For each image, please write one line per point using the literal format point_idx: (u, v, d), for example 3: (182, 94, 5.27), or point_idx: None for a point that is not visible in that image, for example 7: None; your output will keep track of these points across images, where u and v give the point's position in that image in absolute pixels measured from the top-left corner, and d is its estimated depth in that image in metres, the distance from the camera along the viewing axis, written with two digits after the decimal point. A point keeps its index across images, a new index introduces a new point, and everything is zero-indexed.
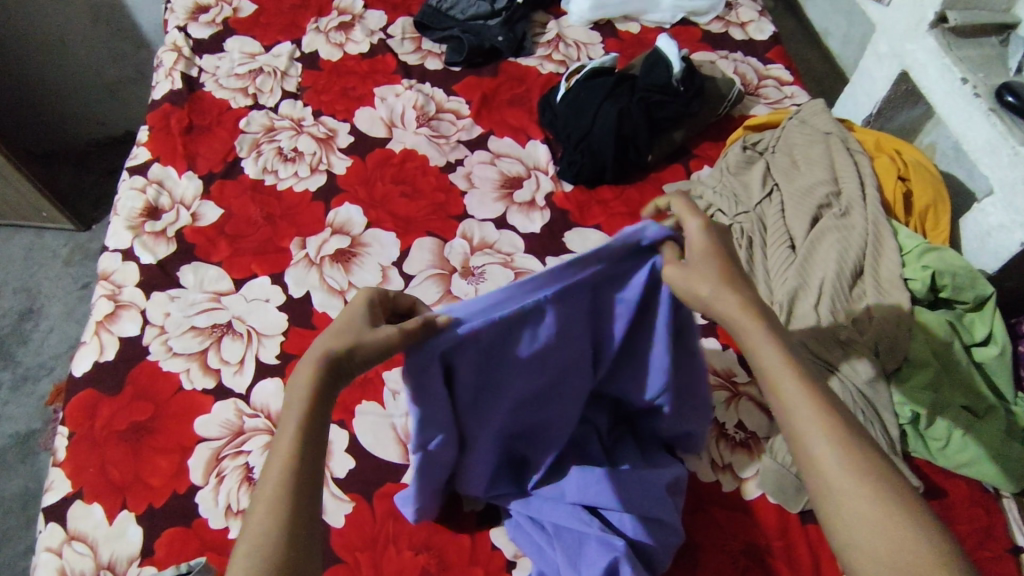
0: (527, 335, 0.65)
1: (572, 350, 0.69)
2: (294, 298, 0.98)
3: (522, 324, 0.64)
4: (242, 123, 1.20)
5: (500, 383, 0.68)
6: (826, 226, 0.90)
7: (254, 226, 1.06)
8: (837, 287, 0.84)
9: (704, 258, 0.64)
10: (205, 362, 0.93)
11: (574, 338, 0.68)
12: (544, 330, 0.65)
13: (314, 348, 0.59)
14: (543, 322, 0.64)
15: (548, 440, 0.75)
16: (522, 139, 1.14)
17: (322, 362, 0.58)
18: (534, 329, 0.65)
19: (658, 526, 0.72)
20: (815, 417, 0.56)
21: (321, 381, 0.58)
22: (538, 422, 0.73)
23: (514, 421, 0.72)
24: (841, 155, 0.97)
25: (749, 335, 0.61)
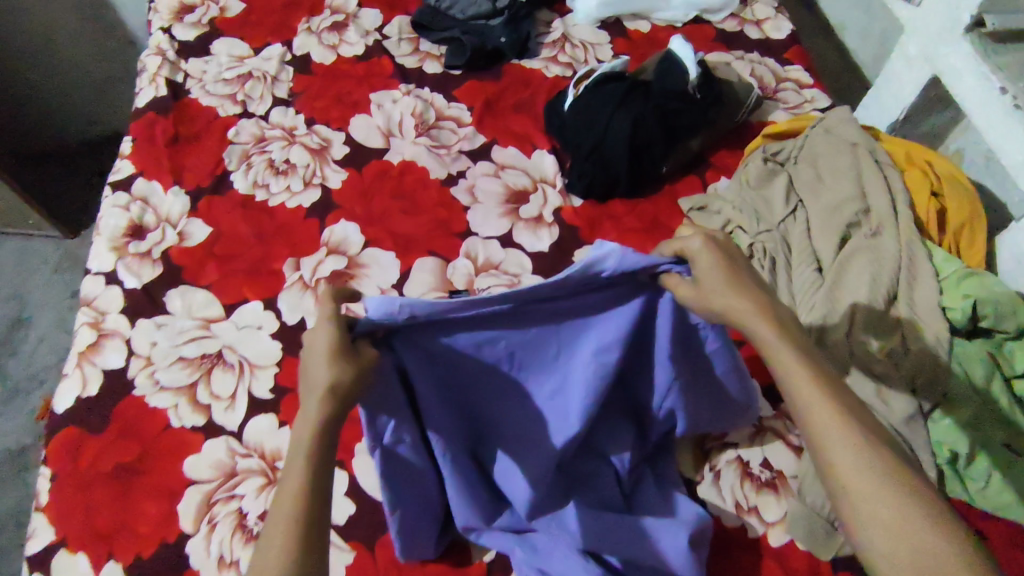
0: (475, 335, 0.67)
1: (534, 352, 0.70)
2: (288, 324, 0.93)
3: (475, 322, 0.66)
4: (231, 132, 1.13)
5: (462, 378, 0.70)
6: (856, 247, 0.84)
7: (245, 246, 1.00)
8: (870, 315, 0.79)
9: (719, 275, 0.61)
10: (194, 397, 0.87)
11: (545, 347, 0.70)
12: (490, 333, 0.67)
13: (318, 376, 0.55)
14: (493, 323, 0.67)
15: (522, 459, 0.73)
16: (528, 148, 1.08)
17: (332, 391, 0.55)
18: (481, 330, 0.67)
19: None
20: (828, 412, 0.53)
21: (331, 410, 0.55)
22: (510, 433, 0.73)
23: (479, 420, 0.73)
24: (869, 168, 0.90)
25: (756, 331, 0.58)
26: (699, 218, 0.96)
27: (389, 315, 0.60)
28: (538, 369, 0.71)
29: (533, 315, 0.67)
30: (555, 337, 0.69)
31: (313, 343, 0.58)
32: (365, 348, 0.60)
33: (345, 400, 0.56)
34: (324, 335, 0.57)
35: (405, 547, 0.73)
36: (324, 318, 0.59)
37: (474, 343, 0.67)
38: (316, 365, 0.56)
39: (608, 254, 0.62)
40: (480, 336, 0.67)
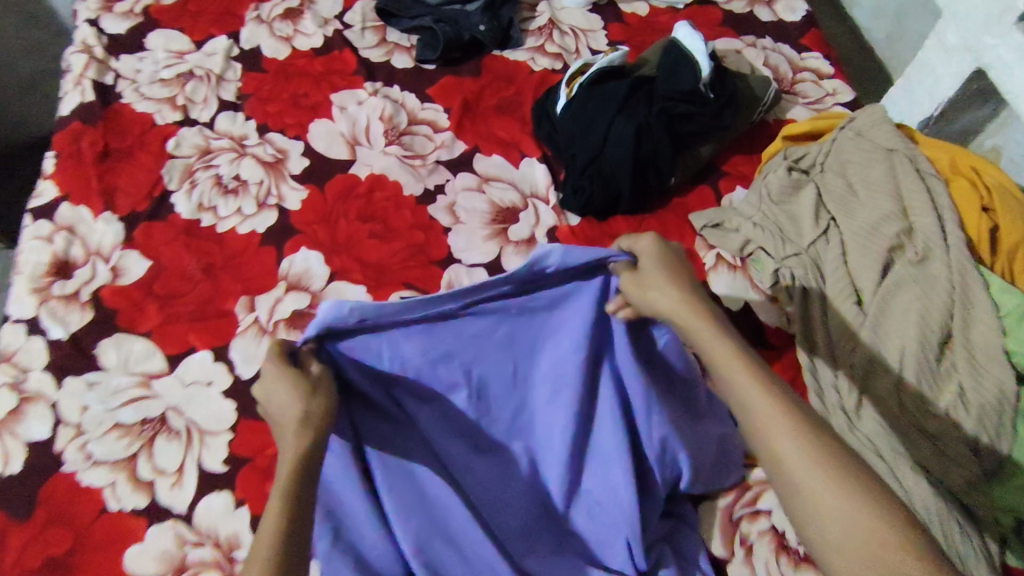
0: (425, 340, 0.66)
1: (491, 361, 0.69)
2: (243, 380, 0.80)
3: (427, 324, 0.66)
4: (171, 144, 0.98)
5: (409, 390, 0.68)
6: (900, 277, 0.73)
7: (189, 282, 0.86)
8: (921, 359, 0.68)
9: (657, 265, 0.62)
10: (134, 472, 0.75)
11: (501, 352, 0.69)
12: (444, 338, 0.67)
13: (288, 413, 0.55)
14: (447, 327, 0.66)
15: (492, 477, 0.69)
16: (515, 156, 0.94)
17: (302, 420, 0.55)
18: (436, 332, 0.66)
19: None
20: (773, 408, 0.50)
21: (306, 440, 0.54)
22: (473, 452, 0.69)
23: (438, 441, 0.68)
24: (909, 178, 0.79)
25: (701, 335, 0.57)
26: (714, 238, 0.84)
27: (332, 320, 0.59)
28: (494, 376, 0.70)
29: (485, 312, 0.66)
30: (507, 340, 0.69)
31: (266, 384, 0.57)
32: (310, 364, 0.60)
33: (318, 438, 0.56)
34: (271, 367, 0.57)
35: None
36: (268, 364, 0.58)
37: (423, 351, 0.67)
38: (281, 401, 0.56)
39: (553, 253, 0.61)
40: (427, 340, 0.66)
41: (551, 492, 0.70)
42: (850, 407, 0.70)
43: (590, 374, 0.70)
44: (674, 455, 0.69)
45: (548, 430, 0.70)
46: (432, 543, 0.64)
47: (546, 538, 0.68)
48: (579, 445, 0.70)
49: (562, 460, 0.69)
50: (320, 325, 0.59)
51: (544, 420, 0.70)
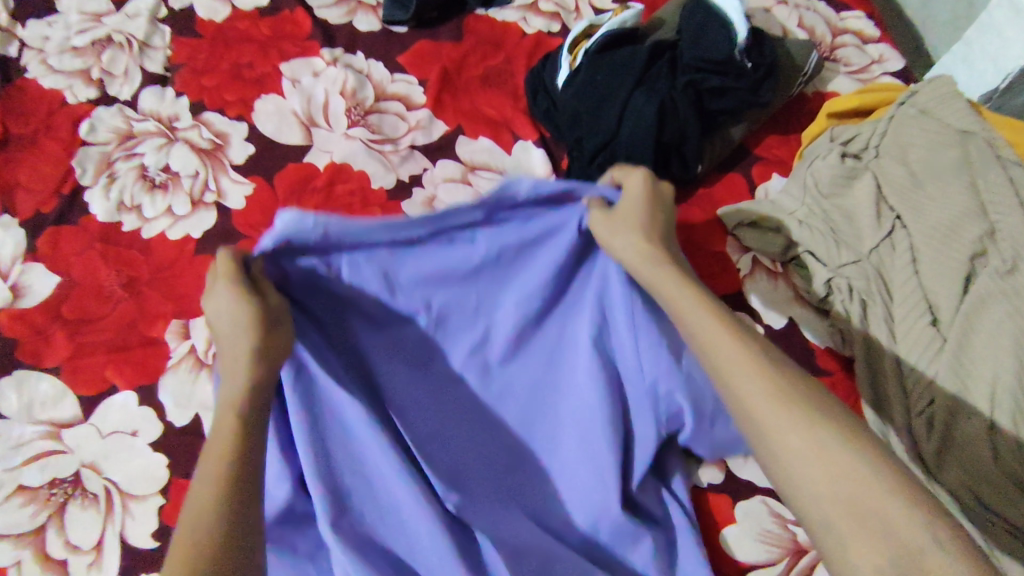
0: (383, 275, 0.53)
1: (457, 300, 0.56)
2: (176, 427, 0.65)
3: (383, 254, 0.52)
4: (84, 128, 0.79)
5: (365, 332, 0.55)
6: (986, 292, 0.60)
7: (109, 302, 0.70)
8: (1020, 398, 0.55)
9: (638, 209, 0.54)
10: (42, 549, 0.60)
11: (468, 291, 0.56)
12: (403, 269, 0.54)
13: (236, 343, 0.46)
14: (407, 256, 0.53)
15: (449, 428, 0.56)
16: (506, 138, 0.78)
17: (252, 355, 0.46)
18: (394, 264, 0.53)
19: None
20: (728, 346, 0.45)
21: (256, 374, 0.46)
22: (434, 403, 0.56)
23: (396, 392, 0.55)
24: (988, 168, 0.65)
25: (653, 276, 0.52)
26: (751, 238, 0.70)
27: (298, 232, 0.47)
28: (460, 312, 0.56)
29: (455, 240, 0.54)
30: (486, 271, 0.55)
31: (217, 305, 0.47)
32: (269, 288, 0.48)
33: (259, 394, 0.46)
34: (225, 286, 0.46)
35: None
36: (219, 278, 0.47)
37: (385, 277, 0.53)
38: (229, 327, 0.46)
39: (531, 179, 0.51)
40: (392, 266, 0.53)
41: (518, 442, 0.58)
42: (929, 454, 0.58)
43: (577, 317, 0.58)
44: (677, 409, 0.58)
45: (519, 379, 0.58)
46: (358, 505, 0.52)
47: (506, 501, 0.55)
48: (552, 390, 0.58)
49: (525, 404, 0.58)
50: (280, 234, 0.48)
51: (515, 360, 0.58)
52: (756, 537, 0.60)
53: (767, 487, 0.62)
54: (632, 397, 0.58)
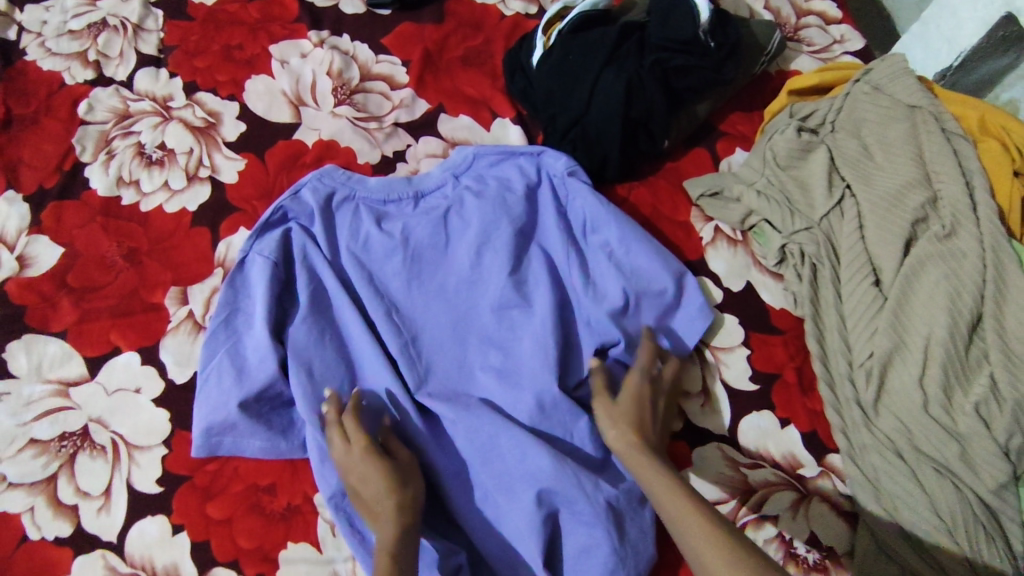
0: (376, 219, 0.72)
1: (430, 243, 0.71)
2: (177, 384, 0.69)
3: (379, 205, 0.73)
4: (83, 108, 0.83)
5: (359, 269, 0.69)
6: (925, 254, 0.65)
7: (111, 271, 0.74)
8: (951, 352, 0.60)
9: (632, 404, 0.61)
10: (54, 496, 0.65)
11: (440, 233, 0.72)
12: (392, 215, 0.73)
13: (382, 505, 0.57)
14: (396, 208, 0.73)
15: (419, 334, 0.68)
16: (485, 116, 0.83)
17: (398, 511, 0.57)
18: (386, 212, 0.73)
19: (621, 562, 0.57)
20: (712, 538, 0.48)
21: (400, 530, 0.56)
22: (408, 317, 0.68)
23: (375, 311, 0.68)
24: (933, 140, 0.69)
25: (661, 491, 0.54)
26: (712, 209, 0.75)
27: (325, 188, 0.72)
28: (431, 250, 0.71)
29: (429, 197, 0.74)
30: (454, 221, 0.72)
31: (358, 476, 0.59)
32: (399, 450, 0.61)
33: (405, 548, 0.55)
34: (363, 460, 0.59)
35: (218, 447, 0.64)
36: (355, 447, 0.59)
37: (377, 218, 0.72)
38: (375, 492, 0.57)
39: (482, 152, 0.75)
40: (384, 214, 0.73)
41: (476, 351, 0.67)
42: (868, 403, 0.63)
43: (529, 255, 0.71)
44: (609, 326, 0.66)
45: (479, 301, 0.69)
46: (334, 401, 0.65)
47: (462, 391, 0.66)
48: (505, 309, 0.68)
49: (481, 312, 0.68)
50: (317, 187, 0.72)
51: (477, 283, 0.70)
52: (711, 477, 0.64)
53: (723, 435, 0.66)
54: (575, 312, 0.69)
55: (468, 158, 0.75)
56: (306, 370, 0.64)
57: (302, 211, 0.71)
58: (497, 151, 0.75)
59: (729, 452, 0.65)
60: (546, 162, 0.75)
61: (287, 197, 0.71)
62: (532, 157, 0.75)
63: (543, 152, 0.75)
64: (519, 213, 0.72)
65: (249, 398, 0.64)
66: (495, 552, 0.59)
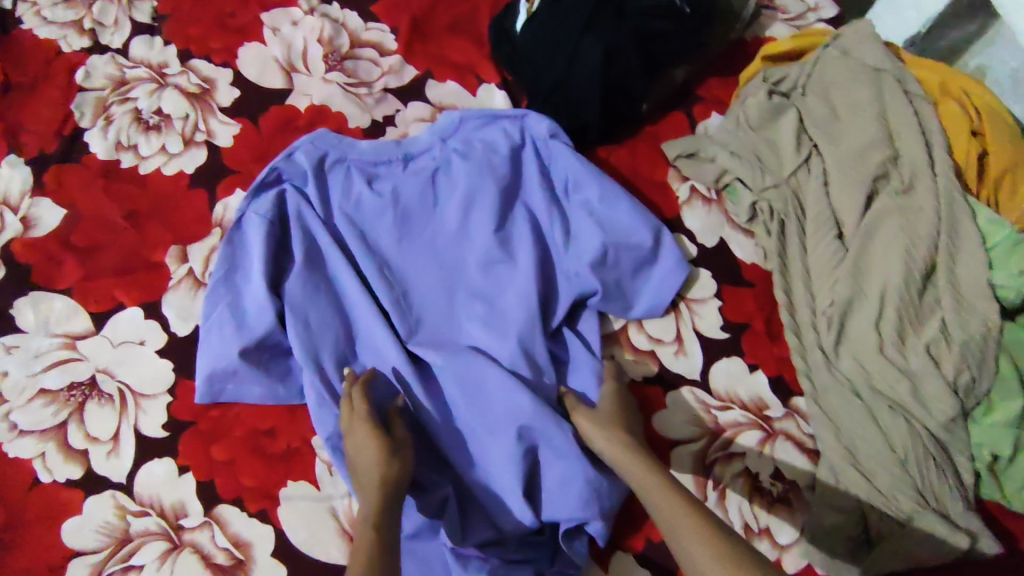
0: (367, 179, 0.75)
1: (420, 203, 0.74)
2: (178, 337, 0.73)
3: (370, 166, 0.76)
4: (80, 75, 0.86)
5: (350, 227, 0.73)
6: (884, 208, 0.69)
7: (113, 232, 0.77)
8: (905, 298, 0.65)
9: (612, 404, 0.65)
10: (65, 441, 0.68)
11: (428, 193, 0.75)
12: (382, 176, 0.76)
13: (369, 475, 0.58)
14: (386, 169, 0.76)
15: (409, 288, 0.71)
16: (471, 82, 0.86)
17: (381, 484, 0.58)
18: (377, 172, 0.76)
19: (595, 493, 0.62)
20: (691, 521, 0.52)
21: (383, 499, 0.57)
22: (398, 273, 0.72)
23: (367, 266, 0.71)
24: (897, 101, 0.73)
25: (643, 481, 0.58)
26: (688, 169, 0.78)
27: (318, 150, 0.75)
28: (420, 208, 0.74)
29: (418, 159, 0.77)
30: (442, 182, 0.75)
31: (355, 444, 0.61)
32: (398, 425, 0.63)
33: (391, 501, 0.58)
34: (362, 431, 0.60)
35: (220, 393, 0.68)
36: (357, 416, 0.62)
37: (368, 178, 0.75)
38: (365, 462, 0.59)
39: (469, 115, 0.78)
40: (374, 174, 0.76)
41: (463, 304, 0.71)
42: (829, 345, 0.67)
43: (514, 213, 0.74)
44: (588, 279, 0.70)
45: (466, 257, 0.72)
46: (328, 350, 0.68)
47: (450, 341, 0.70)
48: (491, 264, 0.72)
49: (468, 267, 0.72)
50: (309, 148, 0.75)
51: (464, 241, 0.73)
52: (684, 418, 0.69)
53: (695, 379, 0.70)
54: (559, 267, 0.72)
55: (455, 121, 0.78)
56: (301, 321, 0.68)
57: (295, 172, 0.75)
58: (483, 114, 0.78)
59: (703, 397, 0.70)
60: (531, 125, 0.78)
61: (281, 159, 0.74)
62: (516, 120, 0.78)
63: (528, 115, 0.78)
64: (504, 173, 0.75)
65: (249, 346, 0.68)
66: (478, 487, 0.64)
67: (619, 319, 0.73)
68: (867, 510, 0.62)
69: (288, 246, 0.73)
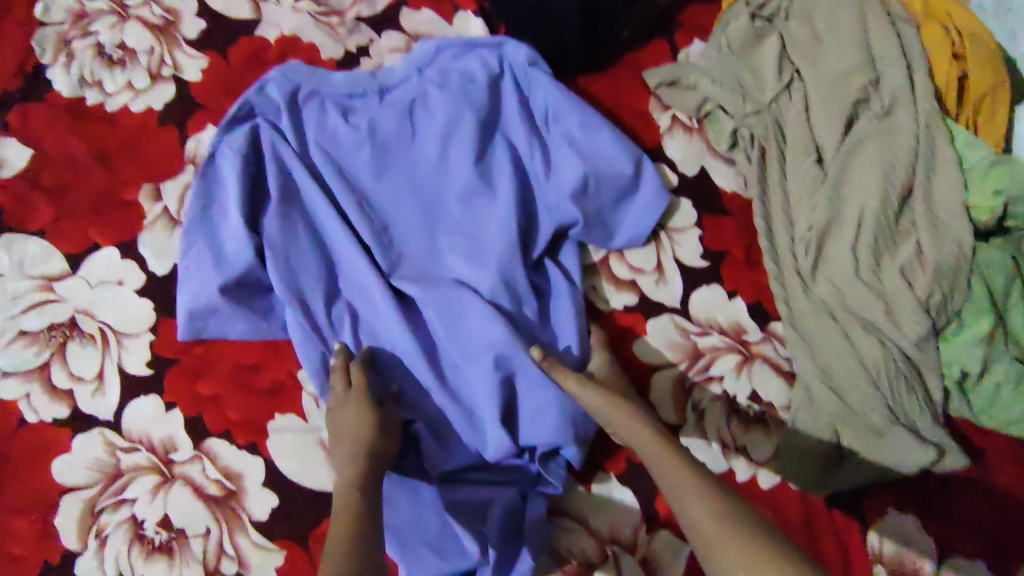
0: (342, 113, 0.73)
1: (398, 135, 0.73)
2: (157, 277, 0.72)
3: (344, 99, 0.74)
4: (35, 6, 0.81)
5: (327, 162, 0.71)
6: (864, 132, 0.69)
7: (83, 171, 0.75)
8: (881, 222, 0.66)
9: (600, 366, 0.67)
10: (49, 381, 0.68)
11: (405, 126, 0.73)
12: (357, 108, 0.74)
13: (356, 444, 0.60)
14: (362, 102, 0.74)
15: (389, 223, 0.70)
16: (447, 10, 0.83)
17: (368, 453, 0.60)
18: (353, 105, 0.74)
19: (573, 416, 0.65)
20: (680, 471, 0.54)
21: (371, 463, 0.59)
22: (378, 208, 0.71)
23: (345, 201, 0.70)
24: (880, 24, 0.72)
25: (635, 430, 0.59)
26: (670, 99, 0.77)
27: (289, 82, 0.73)
28: (398, 142, 0.73)
29: (394, 90, 0.75)
30: (420, 115, 0.74)
31: (345, 415, 0.62)
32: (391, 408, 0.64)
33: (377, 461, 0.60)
34: (354, 403, 0.62)
35: (202, 330, 0.68)
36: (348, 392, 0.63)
37: (343, 110, 0.73)
38: (352, 430, 0.61)
39: (445, 45, 0.75)
40: (349, 107, 0.73)
41: (444, 237, 0.70)
42: (806, 270, 0.68)
43: (494, 145, 0.73)
44: (568, 209, 0.70)
45: (446, 190, 0.71)
46: (309, 286, 0.67)
47: (432, 275, 0.69)
48: (472, 197, 0.71)
49: (448, 201, 0.71)
50: (280, 80, 0.72)
51: (443, 173, 0.72)
52: (663, 344, 0.70)
53: (675, 307, 0.71)
54: (540, 199, 0.72)
55: (430, 51, 0.75)
56: (281, 257, 0.67)
57: (268, 107, 0.72)
58: (460, 43, 0.76)
59: (683, 325, 0.71)
60: (509, 53, 0.76)
61: (251, 92, 0.72)
62: (493, 48, 0.76)
63: (506, 43, 0.76)
64: (483, 104, 0.73)
65: (228, 283, 0.67)
66: (460, 416, 0.65)
67: (599, 250, 0.73)
68: (839, 427, 0.64)
69: (263, 182, 0.72)
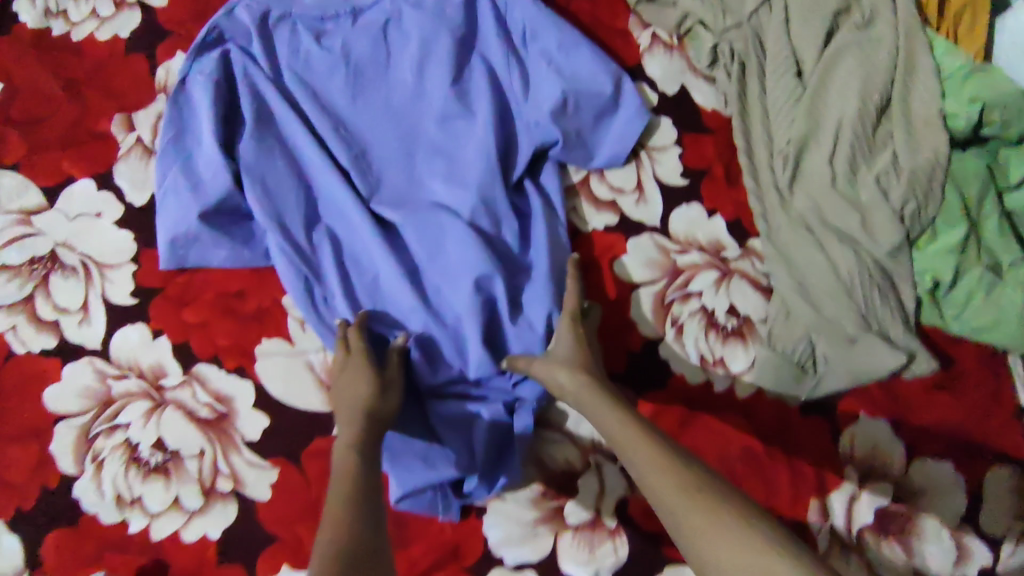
0: (315, 36, 0.71)
1: (372, 58, 0.71)
2: (136, 208, 0.72)
3: (316, 21, 0.72)
4: None
5: (300, 87, 0.70)
6: (844, 42, 0.69)
7: (52, 103, 0.74)
8: (858, 133, 0.67)
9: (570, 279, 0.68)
10: (34, 314, 0.69)
11: (379, 48, 0.72)
12: (330, 31, 0.72)
13: (356, 402, 0.59)
14: (334, 24, 0.72)
15: (366, 148, 0.70)
16: None
17: (367, 413, 0.59)
18: (325, 27, 0.72)
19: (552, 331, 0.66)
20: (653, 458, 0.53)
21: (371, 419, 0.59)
22: (354, 134, 0.70)
23: (321, 126, 0.69)
24: None
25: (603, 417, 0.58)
26: (650, 15, 0.76)
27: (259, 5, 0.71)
28: (372, 65, 0.71)
29: (367, 12, 0.73)
30: (394, 36, 0.72)
31: (348, 378, 0.61)
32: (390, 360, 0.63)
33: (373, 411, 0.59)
34: (356, 365, 0.61)
35: (184, 259, 0.68)
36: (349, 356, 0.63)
37: (315, 34, 0.72)
38: (356, 391, 0.60)
39: None
40: (321, 30, 0.72)
41: (422, 160, 0.70)
42: (784, 183, 0.69)
43: (470, 66, 0.72)
44: (548, 129, 0.70)
45: (423, 113, 0.71)
46: (288, 212, 0.67)
47: (411, 199, 0.69)
48: (449, 119, 0.70)
49: (425, 124, 0.70)
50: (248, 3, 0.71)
51: (420, 96, 0.71)
52: (643, 262, 0.71)
53: (655, 226, 0.72)
54: (518, 120, 0.71)
55: None
56: (259, 183, 0.67)
57: (238, 31, 0.71)
58: None
59: (662, 243, 0.71)
60: None
61: (220, 17, 0.70)
62: None
63: None
64: (458, 23, 0.72)
65: (208, 210, 0.67)
66: (445, 336, 0.65)
67: (579, 171, 0.73)
68: (813, 335, 0.66)
69: (237, 108, 0.71)
